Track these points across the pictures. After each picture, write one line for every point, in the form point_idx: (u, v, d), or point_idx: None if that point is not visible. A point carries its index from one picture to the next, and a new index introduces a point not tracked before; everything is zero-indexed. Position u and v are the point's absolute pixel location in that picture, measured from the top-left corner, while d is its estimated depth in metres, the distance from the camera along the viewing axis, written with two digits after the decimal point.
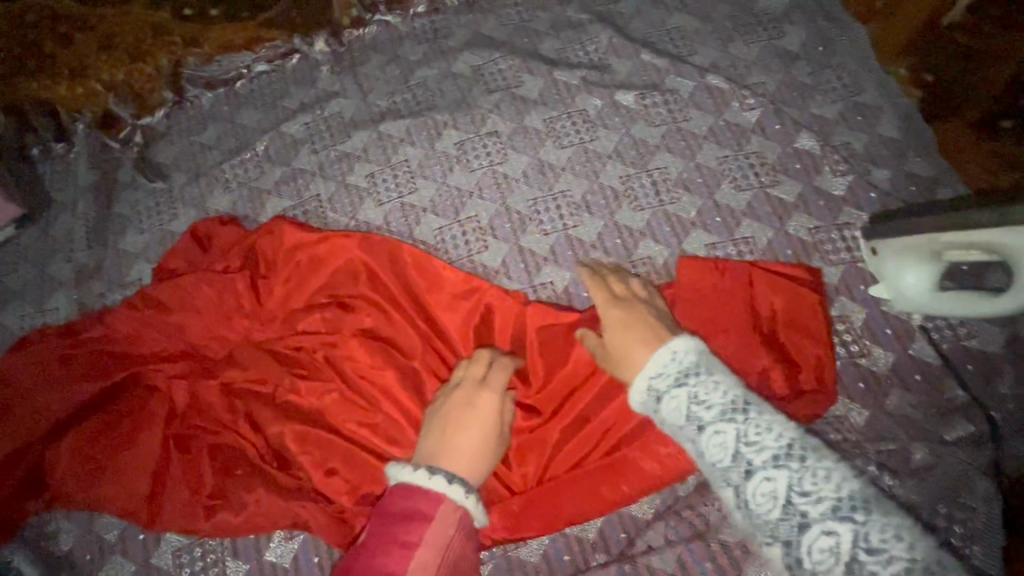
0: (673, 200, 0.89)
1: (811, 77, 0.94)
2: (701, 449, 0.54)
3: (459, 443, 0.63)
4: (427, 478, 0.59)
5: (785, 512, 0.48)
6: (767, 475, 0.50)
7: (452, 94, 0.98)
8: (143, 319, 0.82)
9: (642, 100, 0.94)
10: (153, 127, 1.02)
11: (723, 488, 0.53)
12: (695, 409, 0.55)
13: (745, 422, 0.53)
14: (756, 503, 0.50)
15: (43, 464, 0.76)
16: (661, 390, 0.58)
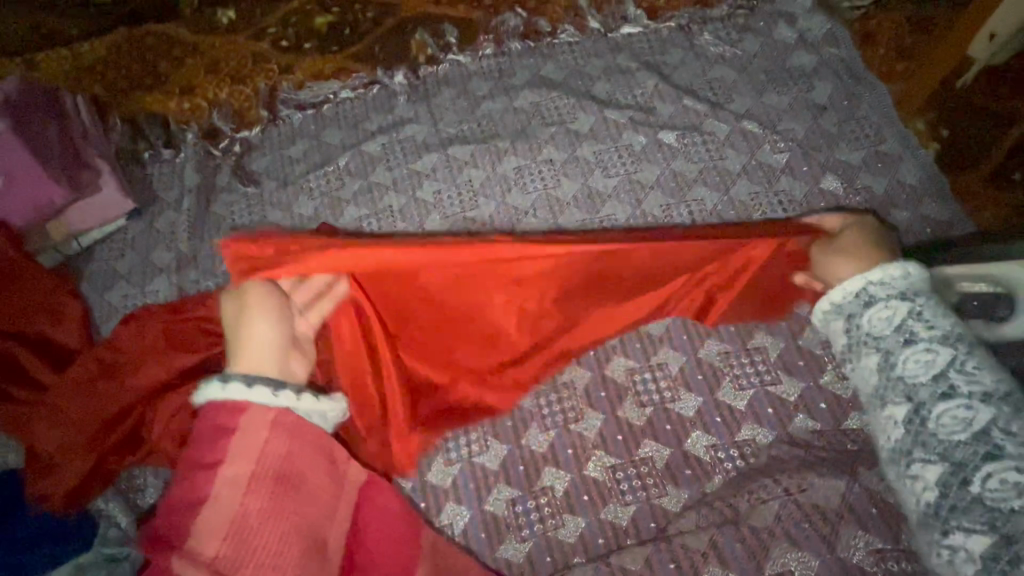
0: (708, 228, 0.99)
1: (837, 127, 1.05)
2: (897, 359, 0.61)
3: (245, 339, 0.67)
4: (224, 389, 0.63)
5: (935, 380, 0.58)
6: (930, 347, 0.59)
7: (513, 126, 1.11)
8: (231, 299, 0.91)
9: (682, 139, 1.06)
10: (249, 140, 1.16)
11: (869, 354, 0.63)
12: (911, 320, 0.61)
13: (918, 308, 0.62)
14: (906, 368, 0.60)
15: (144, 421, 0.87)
16: (880, 295, 0.64)
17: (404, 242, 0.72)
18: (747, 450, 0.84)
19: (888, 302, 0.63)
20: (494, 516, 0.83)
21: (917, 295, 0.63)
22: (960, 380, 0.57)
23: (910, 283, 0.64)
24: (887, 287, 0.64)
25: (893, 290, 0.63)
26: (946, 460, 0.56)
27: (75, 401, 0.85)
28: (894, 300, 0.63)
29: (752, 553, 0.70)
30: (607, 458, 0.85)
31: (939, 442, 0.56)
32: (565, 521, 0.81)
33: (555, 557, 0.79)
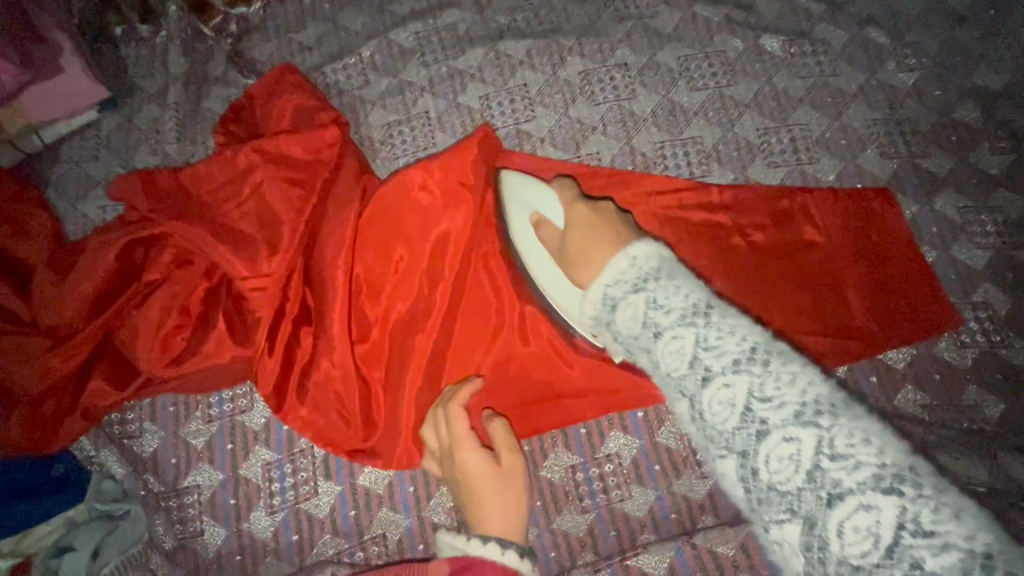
0: (813, 160, 0.83)
1: (979, 42, 0.85)
2: (701, 405, 0.44)
3: (480, 506, 0.61)
4: (500, 554, 0.56)
5: (743, 420, 0.41)
6: (675, 335, 0.45)
7: (578, 19, 0.90)
8: (228, 213, 0.74)
9: (788, 48, 0.86)
10: (248, 20, 0.92)
11: (725, 457, 0.43)
12: (652, 313, 0.47)
13: (706, 326, 0.45)
14: (844, 540, 0.37)
15: (131, 348, 0.71)
16: (663, 326, 0.46)
17: (436, 227, 0.75)
18: None
19: (627, 297, 0.50)
20: (551, 483, 0.72)
21: (653, 279, 0.49)
22: (710, 330, 0.45)
23: (661, 268, 0.50)
24: (632, 276, 0.50)
25: (630, 278, 0.50)
26: (795, 513, 0.39)
27: (62, 334, 0.71)
28: (631, 293, 0.49)
29: None
30: (671, 407, 0.75)
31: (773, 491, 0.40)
32: (632, 493, 0.71)
33: (620, 533, 0.70)
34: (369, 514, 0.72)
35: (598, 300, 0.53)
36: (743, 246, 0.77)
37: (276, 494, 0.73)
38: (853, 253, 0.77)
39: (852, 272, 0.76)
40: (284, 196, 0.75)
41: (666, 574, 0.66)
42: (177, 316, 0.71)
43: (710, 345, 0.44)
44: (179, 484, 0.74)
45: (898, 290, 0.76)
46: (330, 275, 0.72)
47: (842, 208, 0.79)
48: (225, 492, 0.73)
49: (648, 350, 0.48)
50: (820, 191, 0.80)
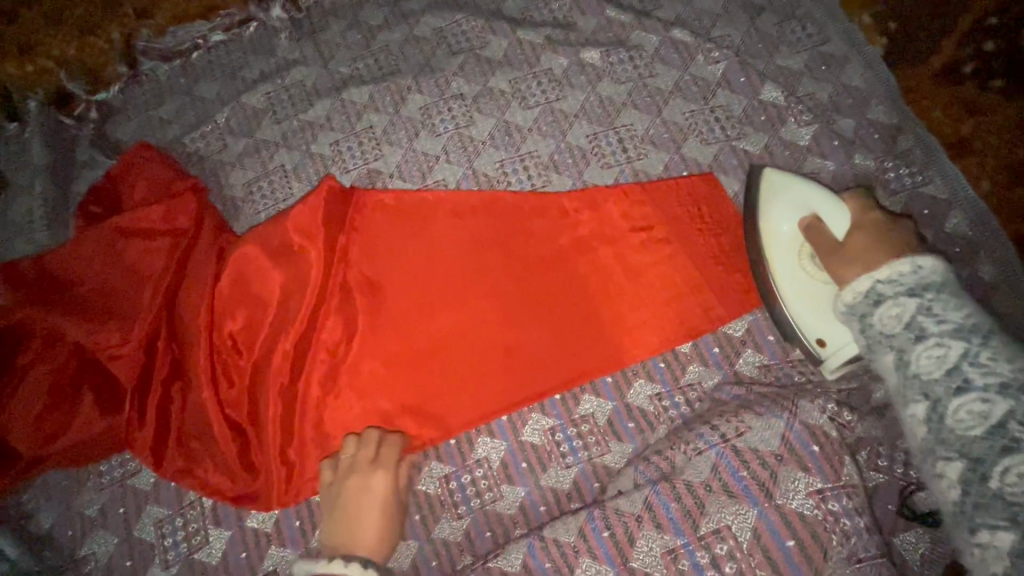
0: (640, 156, 0.89)
1: (776, 28, 0.94)
2: (910, 358, 0.61)
3: (356, 529, 0.67)
4: (344, 567, 0.61)
5: (947, 375, 0.59)
6: (939, 343, 0.60)
7: (415, 59, 0.97)
8: (91, 290, 0.79)
9: (607, 57, 0.94)
10: (108, 103, 0.98)
11: (916, 401, 0.61)
12: (922, 318, 0.61)
13: (979, 343, 0.59)
14: (959, 418, 0.58)
15: (7, 433, 0.74)
16: (888, 293, 0.63)
17: (286, 271, 0.78)
18: (693, 395, 0.78)
19: (897, 300, 0.63)
20: (427, 495, 0.76)
21: (924, 291, 0.63)
22: (929, 323, 0.61)
23: (916, 277, 0.63)
24: (899, 280, 0.63)
25: (903, 286, 0.63)
26: (966, 456, 0.56)
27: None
28: (902, 297, 0.63)
29: (688, 511, 0.63)
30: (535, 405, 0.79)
31: (962, 444, 0.57)
32: (503, 492, 0.75)
33: (494, 532, 0.74)
34: (260, 553, 0.76)
35: (858, 295, 0.65)
36: (580, 245, 0.84)
37: (169, 549, 0.76)
38: (681, 235, 0.84)
39: (681, 253, 0.84)
40: (145, 265, 0.80)
41: (522, 571, 0.64)
42: (54, 395, 0.75)
43: (989, 364, 0.58)
44: (76, 554, 0.77)
45: (724, 263, 0.83)
46: (189, 333, 0.77)
47: (667, 197, 0.86)
48: (121, 554, 0.76)
49: (900, 357, 0.63)
50: (646, 184, 0.87)
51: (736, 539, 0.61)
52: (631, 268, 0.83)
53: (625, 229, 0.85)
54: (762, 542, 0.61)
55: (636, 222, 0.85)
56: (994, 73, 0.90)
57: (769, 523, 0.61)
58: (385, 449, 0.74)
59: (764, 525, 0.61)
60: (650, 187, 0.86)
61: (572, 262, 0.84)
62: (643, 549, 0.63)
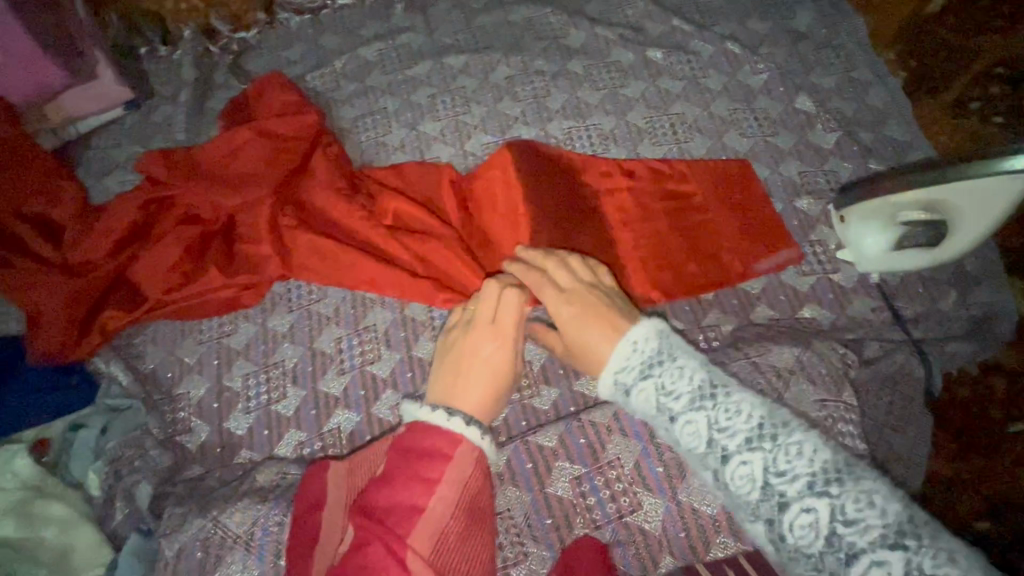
0: (688, 139, 1.05)
1: (813, 53, 1.11)
2: (675, 436, 0.54)
3: (461, 388, 0.64)
4: (447, 420, 0.61)
5: (709, 446, 0.52)
6: (688, 416, 0.53)
7: (507, 39, 1.15)
8: (229, 174, 0.97)
9: (668, 57, 1.11)
10: (247, 41, 1.17)
11: (706, 473, 0.53)
12: (662, 399, 0.55)
13: (714, 408, 0.53)
14: (794, 536, 0.47)
15: (137, 279, 0.90)
16: (630, 386, 0.57)
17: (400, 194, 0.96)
18: (712, 334, 0.91)
19: (643, 364, 0.57)
20: None
21: (664, 356, 0.57)
22: (670, 399, 0.55)
23: (661, 348, 0.58)
24: (639, 347, 0.59)
25: (648, 351, 0.58)
26: (822, 572, 0.45)
27: (83, 274, 0.90)
28: (643, 363, 0.58)
29: None
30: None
31: (791, 548, 0.47)
32: (540, 391, 0.88)
33: (529, 420, 0.86)
34: (327, 412, 0.88)
35: (611, 383, 0.59)
36: (635, 203, 0.98)
37: (252, 398, 0.89)
38: (721, 207, 0.98)
39: (719, 222, 0.97)
40: (272, 164, 0.98)
41: (558, 445, 0.77)
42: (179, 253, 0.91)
43: (721, 424, 0.52)
44: (174, 391, 0.89)
45: (753, 235, 0.96)
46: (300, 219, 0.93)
47: (715, 174, 1.00)
48: (210, 397, 0.89)
49: (665, 432, 0.56)
50: (697, 163, 1.01)
51: None
52: (675, 226, 0.96)
53: (675, 194, 0.99)
54: None
55: (686, 191, 0.99)
56: (998, 111, 1.03)
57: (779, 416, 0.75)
58: (506, 311, 0.68)
59: None
60: (701, 166, 1.01)
61: (629, 217, 0.96)
62: None
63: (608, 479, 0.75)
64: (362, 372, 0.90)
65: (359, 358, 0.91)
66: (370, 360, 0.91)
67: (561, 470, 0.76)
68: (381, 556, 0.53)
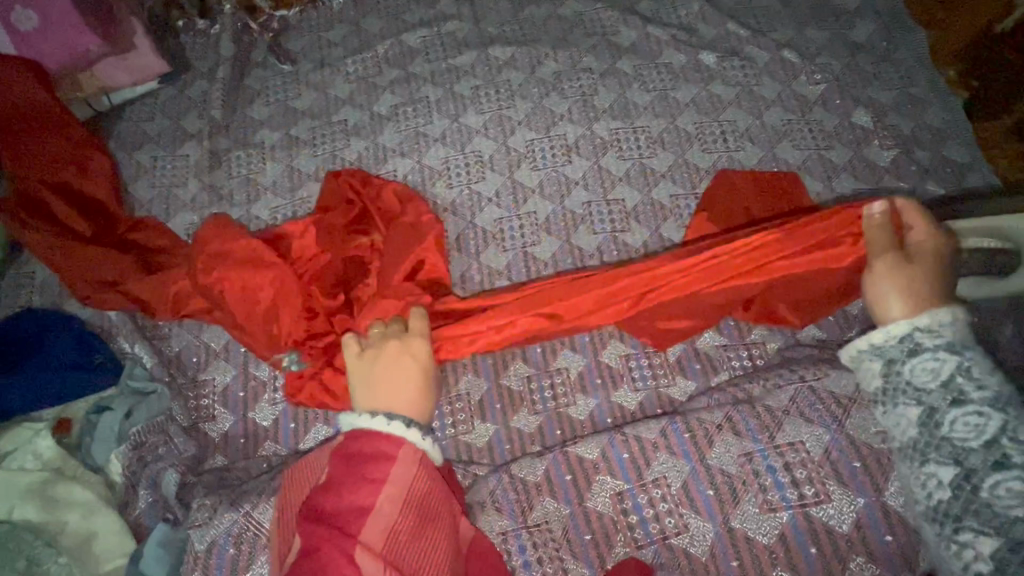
0: (738, 148, 1.01)
1: (872, 66, 1.07)
2: (906, 368, 0.63)
3: (391, 393, 0.68)
4: (386, 424, 0.65)
5: (942, 387, 0.60)
6: (980, 411, 0.57)
7: (555, 33, 1.11)
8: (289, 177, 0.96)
9: (722, 62, 1.07)
10: (287, 20, 1.14)
11: (909, 406, 0.62)
12: (959, 377, 0.60)
13: (966, 359, 0.61)
14: (994, 494, 0.54)
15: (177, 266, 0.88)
16: (928, 344, 0.62)
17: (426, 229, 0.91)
18: (756, 351, 0.87)
19: (935, 353, 0.61)
20: (509, 389, 0.86)
21: (964, 348, 0.62)
22: (968, 386, 0.59)
23: (951, 341, 0.62)
24: (934, 335, 0.63)
25: (940, 339, 0.63)
26: (960, 463, 0.57)
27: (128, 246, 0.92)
28: (942, 352, 0.61)
29: (766, 426, 0.74)
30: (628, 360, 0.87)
31: (952, 447, 0.58)
32: (577, 400, 0.85)
33: (564, 430, 0.83)
34: None
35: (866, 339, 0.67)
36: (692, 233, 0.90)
37: (278, 389, 0.86)
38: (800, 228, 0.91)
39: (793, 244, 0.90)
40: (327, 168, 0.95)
41: (599, 458, 0.75)
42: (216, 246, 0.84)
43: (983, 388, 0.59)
44: (197, 377, 0.87)
45: None
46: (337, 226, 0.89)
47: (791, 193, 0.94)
48: (235, 385, 0.86)
49: (891, 370, 0.64)
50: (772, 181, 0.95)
51: (809, 452, 0.72)
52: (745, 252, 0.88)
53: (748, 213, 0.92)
54: (831, 458, 0.71)
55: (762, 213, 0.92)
56: None
57: (839, 444, 0.72)
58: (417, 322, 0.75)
59: (835, 445, 0.72)
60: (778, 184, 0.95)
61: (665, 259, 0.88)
62: (721, 450, 0.73)
63: (652, 497, 0.72)
64: None
65: None
66: None
67: (600, 485, 0.74)
68: (335, 557, 0.54)
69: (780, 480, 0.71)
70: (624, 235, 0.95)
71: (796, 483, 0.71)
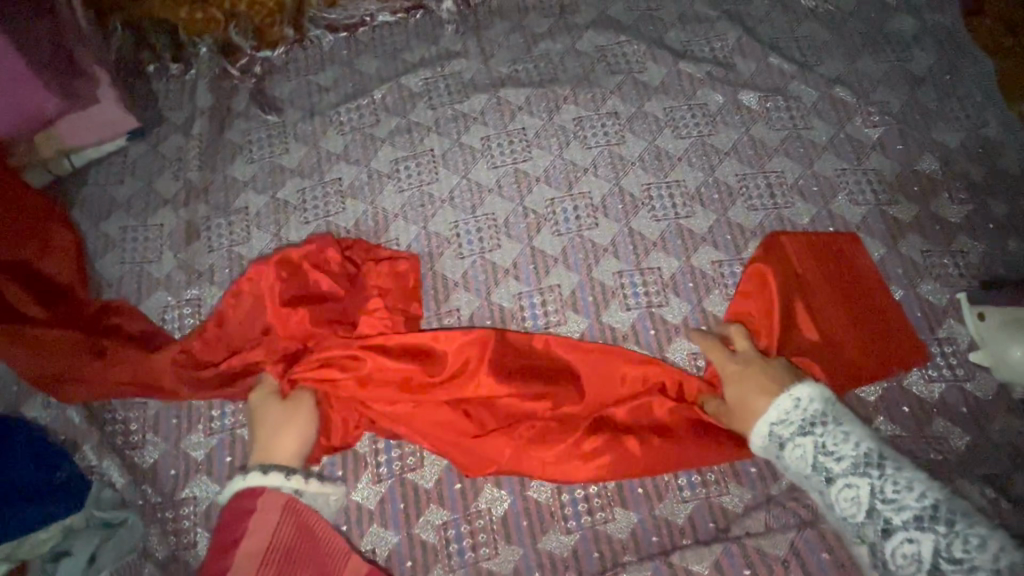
0: (788, 204, 0.89)
1: (936, 103, 0.94)
2: (786, 462, 0.66)
3: (280, 449, 0.69)
4: (262, 478, 0.66)
5: (816, 470, 0.64)
6: (847, 483, 0.62)
7: (574, 71, 0.98)
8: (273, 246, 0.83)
9: (764, 103, 0.95)
10: (271, 61, 1.01)
11: (813, 492, 0.65)
12: (824, 459, 0.63)
13: (823, 433, 0.64)
14: (896, 563, 0.58)
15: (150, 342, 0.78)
16: (784, 437, 0.65)
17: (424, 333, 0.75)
18: None
19: (795, 441, 0.65)
20: (537, 503, 0.74)
21: (821, 421, 0.65)
22: (831, 465, 0.63)
23: (822, 410, 0.65)
24: (786, 423, 0.65)
25: (792, 425, 0.65)
26: (864, 539, 0.61)
27: (101, 330, 0.79)
28: (799, 437, 0.64)
29: (841, 564, 0.69)
30: (678, 473, 0.75)
31: (849, 525, 0.62)
32: (615, 515, 0.74)
33: (602, 553, 0.72)
34: (360, 529, 0.74)
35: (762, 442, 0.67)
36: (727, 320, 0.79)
37: None
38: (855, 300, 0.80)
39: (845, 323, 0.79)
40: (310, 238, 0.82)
41: None
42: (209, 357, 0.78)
43: (846, 456, 0.62)
44: (176, 495, 0.76)
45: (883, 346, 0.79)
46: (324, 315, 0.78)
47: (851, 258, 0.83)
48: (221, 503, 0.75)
49: (779, 465, 0.67)
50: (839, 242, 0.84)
51: None
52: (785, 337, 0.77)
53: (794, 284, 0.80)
54: None
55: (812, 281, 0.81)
56: None
57: None
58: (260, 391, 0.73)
59: None
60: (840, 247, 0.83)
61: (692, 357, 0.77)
62: None
63: None
64: (401, 481, 0.76)
65: (398, 464, 0.77)
66: (411, 467, 0.77)
67: None
68: None
69: None
70: (662, 310, 0.83)
71: None
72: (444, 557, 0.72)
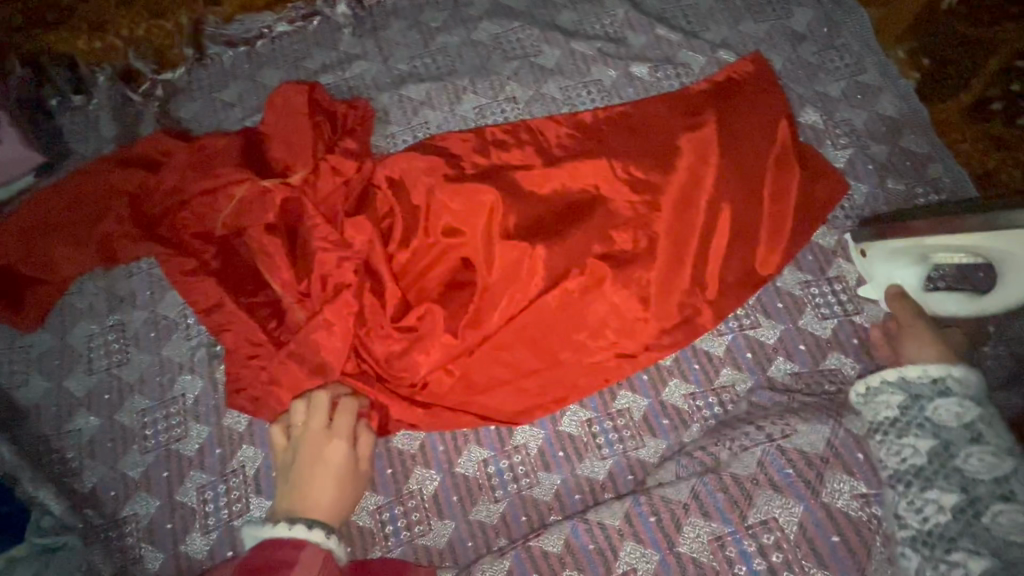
0: None
1: (816, 56, 0.99)
2: (962, 451, 0.60)
3: (313, 493, 0.67)
4: (288, 528, 0.62)
5: (964, 427, 0.62)
6: (996, 452, 0.59)
7: (472, 62, 1.01)
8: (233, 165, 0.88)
9: (655, 72, 0.98)
10: (174, 83, 1.03)
11: (918, 437, 0.64)
12: (975, 421, 0.62)
13: (987, 410, 0.63)
14: (992, 520, 0.55)
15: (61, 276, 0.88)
16: (955, 390, 0.65)
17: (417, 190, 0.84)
18: (726, 396, 0.81)
19: (962, 400, 0.64)
20: (465, 478, 0.78)
21: (981, 403, 0.64)
22: (988, 432, 0.61)
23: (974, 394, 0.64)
24: (961, 385, 0.65)
25: (965, 389, 0.65)
26: (967, 490, 0.58)
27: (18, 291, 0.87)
28: (967, 400, 0.64)
29: (736, 504, 0.69)
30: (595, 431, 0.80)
31: (962, 476, 0.59)
32: (539, 479, 0.78)
33: (530, 517, 0.76)
34: None
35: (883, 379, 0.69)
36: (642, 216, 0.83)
37: (210, 515, 0.78)
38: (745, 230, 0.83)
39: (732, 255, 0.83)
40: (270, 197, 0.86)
41: (564, 552, 0.70)
42: (236, 201, 0.86)
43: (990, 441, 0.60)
44: (118, 514, 0.79)
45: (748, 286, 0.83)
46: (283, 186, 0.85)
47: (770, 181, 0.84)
48: (162, 517, 0.78)
49: (894, 441, 0.65)
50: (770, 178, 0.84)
51: (784, 531, 0.68)
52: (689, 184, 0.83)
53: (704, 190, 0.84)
54: (810, 537, 0.67)
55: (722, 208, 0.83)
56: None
57: (816, 518, 0.68)
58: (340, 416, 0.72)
59: (810, 521, 0.68)
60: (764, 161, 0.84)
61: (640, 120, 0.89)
62: (689, 535, 0.69)
63: None
64: None
65: None
66: None
67: None
68: None
69: (757, 568, 0.66)
70: None
71: (773, 569, 0.66)
72: (380, 539, 0.76)
